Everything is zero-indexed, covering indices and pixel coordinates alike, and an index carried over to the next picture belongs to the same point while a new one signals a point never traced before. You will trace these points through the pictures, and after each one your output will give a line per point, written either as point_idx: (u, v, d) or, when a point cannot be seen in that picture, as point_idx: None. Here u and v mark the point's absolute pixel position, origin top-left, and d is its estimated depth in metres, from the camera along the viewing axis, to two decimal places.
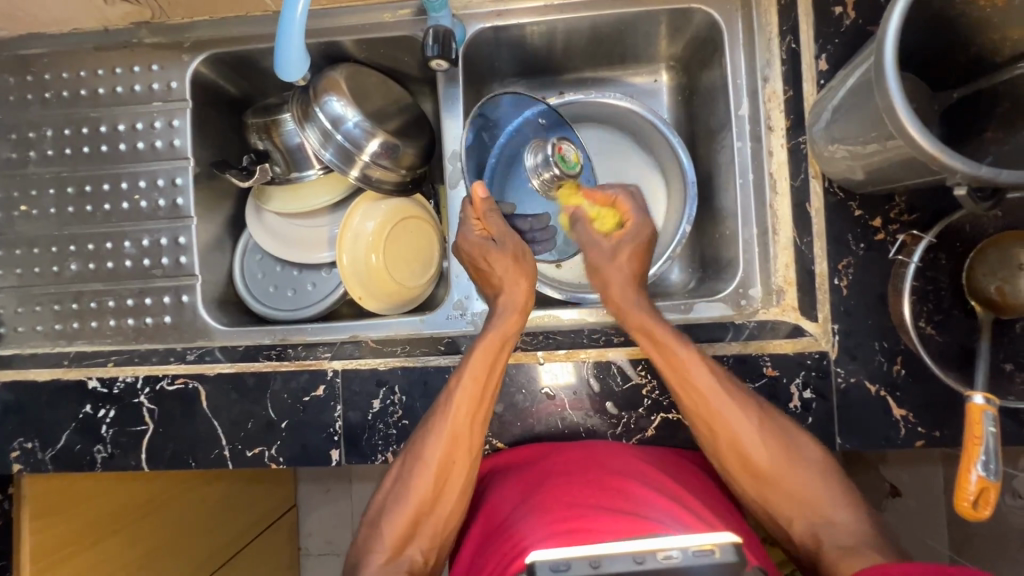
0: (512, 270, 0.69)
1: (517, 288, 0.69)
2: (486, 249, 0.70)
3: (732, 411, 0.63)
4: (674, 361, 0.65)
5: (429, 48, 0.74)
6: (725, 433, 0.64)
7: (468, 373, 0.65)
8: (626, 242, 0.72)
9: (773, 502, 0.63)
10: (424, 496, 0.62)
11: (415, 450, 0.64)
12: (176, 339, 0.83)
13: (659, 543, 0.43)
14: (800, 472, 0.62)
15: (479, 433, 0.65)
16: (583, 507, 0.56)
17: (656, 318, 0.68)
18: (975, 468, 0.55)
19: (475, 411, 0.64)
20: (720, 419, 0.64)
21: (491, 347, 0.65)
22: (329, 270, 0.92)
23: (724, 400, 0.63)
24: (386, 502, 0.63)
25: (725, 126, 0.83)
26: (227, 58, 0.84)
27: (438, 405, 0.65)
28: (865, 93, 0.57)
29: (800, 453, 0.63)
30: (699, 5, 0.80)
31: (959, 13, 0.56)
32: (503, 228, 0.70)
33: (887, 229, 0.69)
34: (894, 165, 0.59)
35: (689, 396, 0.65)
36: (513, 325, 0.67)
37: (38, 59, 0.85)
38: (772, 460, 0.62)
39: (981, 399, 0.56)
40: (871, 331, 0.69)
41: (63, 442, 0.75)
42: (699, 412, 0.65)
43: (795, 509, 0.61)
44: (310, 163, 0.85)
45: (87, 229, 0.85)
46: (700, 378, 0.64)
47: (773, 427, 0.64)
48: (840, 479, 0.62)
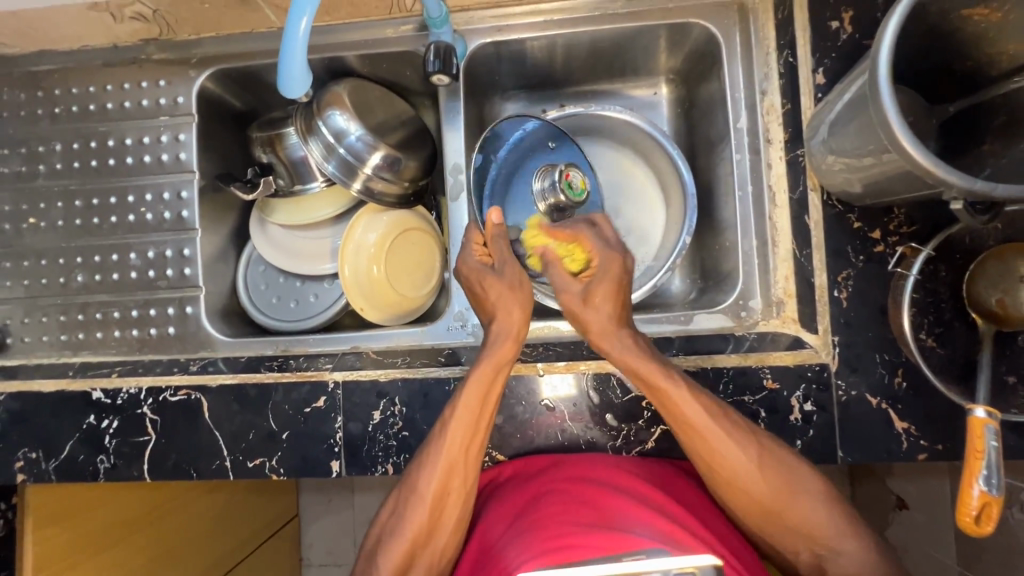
0: (508, 296, 0.66)
1: (510, 318, 0.66)
2: (481, 275, 0.69)
3: (728, 449, 0.62)
4: (668, 402, 0.63)
5: (431, 63, 0.75)
6: (722, 471, 0.62)
7: (461, 407, 0.64)
8: (601, 280, 0.65)
9: (777, 536, 0.63)
10: (419, 527, 0.62)
11: (412, 482, 0.64)
12: (180, 350, 0.84)
13: (640, 565, 0.44)
14: (804, 506, 0.61)
15: (475, 460, 0.65)
16: (573, 524, 0.56)
17: (647, 354, 0.64)
18: (977, 482, 0.54)
19: (469, 441, 0.64)
20: (717, 458, 0.62)
21: (485, 377, 0.64)
22: (331, 281, 0.93)
23: (719, 436, 0.62)
24: (384, 531, 0.64)
25: (724, 138, 0.83)
26: (233, 73, 0.85)
27: (433, 438, 0.65)
28: (861, 107, 0.57)
29: (802, 485, 0.62)
30: (697, 19, 0.81)
31: (954, 27, 0.56)
32: (504, 255, 0.69)
33: (886, 241, 0.70)
34: (891, 178, 0.59)
35: (686, 435, 0.63)
36: (508, 352, 0.65)
37: (49, 75, 0.87)
38: (773, 495, 0.61)
39: (983, 413, 0.56)
40: (871, 343, 0.69)
41: (66, 452, 0.76)
42: (697, 450, 0.63)
43: (801, 543, 0.61)
44: (314, 175, 0.86)
45: (94, 241, 0.87)
46: (694, 415, 0.62)
47: (773, 462, 0.62)
48: (838, 502, 0.61)
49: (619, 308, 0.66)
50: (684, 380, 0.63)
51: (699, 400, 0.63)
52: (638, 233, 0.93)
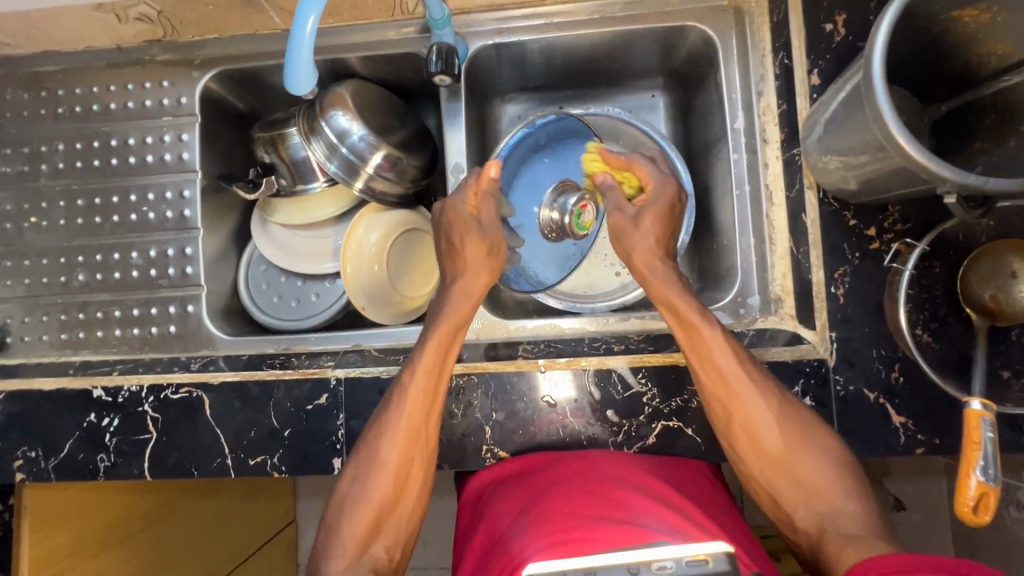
0: (480, 262, 0.71)
1: (475, 281, 0.71)
2: (467, 228, 0.72)
3: (750, 394, 0.63)
4: (699, 344, 0.64)
5: (433, 65, 0.76)
6: (740, 418, 0.64)
7: (421, 369, 0.66)
8: (655, 202, 0.70)
9: (780, 493, 0.63)
10: (383, 493, 0.64)
11: (372, 450, 0.65)
12: (181, 349, 0.84)
13: (653, 552, 0.46)
14: (807, 461, 0.62)
15: (435, 428, 0.67)
16: (579, 515, 0.57)
17: (682, 288, 0.67)
18: (974, 472, 0.55)
19: (429, 404, 0.66)
20: (738, 404, 0.64)
21: (442, 339, 0.67)
22: (333, 280, 0.93)
23: (743, 381, 0.63)
24: (345, 502, 0.64)
25: (721, 139, 0.84)
26: (236, 74, 0.87)
27: (394, 399, 0.66)
28: (856, 105, 0.59)
29: (811, 438, 0.63)
30: (694, 23, 0.82)
31: (945, 29, 0.58)
32: (491, 213, 0.72)
33: (881, 238, 0.71)
34: (887, 175, 0.60)
35: (709, 379, 0.65)
36: (465, 312, 0.70)
37: (52, 76, 0.87)
38: (784, 447, 0.63)
39: (979, 405, 0.57)
40: (868, 338, 0.70)
41: (66, 451, 0.76)
42: (718, 395, 0.64)
43: (802, 502, 0.61)
44: (315, 175, 0.86)
45: (95, 240, 0.87)
46: (724, 362, 0.64)
47: (790, 412, 0.64)
48: (837, 464, 0.62)
49: (666, 235, 0.70)
50: (718, 325, 0.65)
51: (729, 345, 0.64)
52: None
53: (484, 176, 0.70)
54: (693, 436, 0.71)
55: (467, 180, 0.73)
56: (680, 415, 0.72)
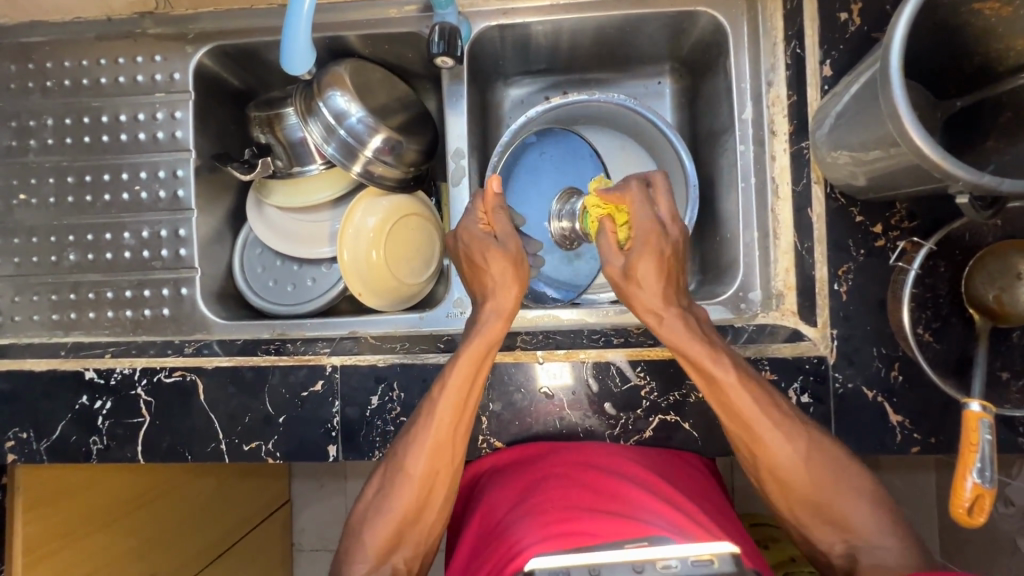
0: (508, 271, 0.66)
1: (506, 294, 0.67)
2: (484, 245, 0.67)
3: (775, 440, 0.62)
4: (716, 387, 0.63)
5: (434, 45, 0.74)
6: (764, 462, 0.63)
7: (451, 385, 0.65)
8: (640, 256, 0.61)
9: (800, 518, 0.63)
10: (409, 505, 0.64)
11: (399, 460, 0.65)
12: (174, 332, 0.83)
13: (659, 551, 0.47)
14: (829, 484, 0.62)
15: (461, 446, 0.67)
16: (577, 508, 0.58)
17: (698, 334, 0.62)
18: (970, 474, 0.55)
19: (457, 421, 0.66)
20: (762, 448, 0.63)
21: (474, 354, 0.65)
22: (329, 265, 0.92)
23: (766, 426, 0.62)
24: (371, 508, 0.65)
25: (728, 129, 0.82)
26: (230, 50, 0.84)
27: (418, 421, 0.66)
28: (868, 100, 0.58)
29: (840, 467, 0.63)
30: (705, 8, 0.80)
31: (964, 22, 0.56)
32: (508, 227, 0.68)
33: (887, 235, 0.70)
34: (897, 172, 0.59)
35: (732, 421, 0.63)
36: (497, 330, 0.66)
37: (40, 48, 0.84)
38: (813, 478, 0.62)
39: (978, 406, 0.57)
40: (869, 336, 0.70)
41: (58, 433, 0.75)
42: (740, 437, 0.64)
43: (822, 523, 0.62)
44: (313, 157, 0.84)
45: (86, 219, 0.84)
46: (745, 406, 0.62)
47: (820, 452, 0.63)
48: (863, 480, 0.62)
49: (666, 281, 0.62)
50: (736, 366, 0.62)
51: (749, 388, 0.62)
52: None
53: (488, 191, 0.68)
54: (691, 430, 0.71)
55: (472, 202, 0.71)
56: (678, 409, 0.71)
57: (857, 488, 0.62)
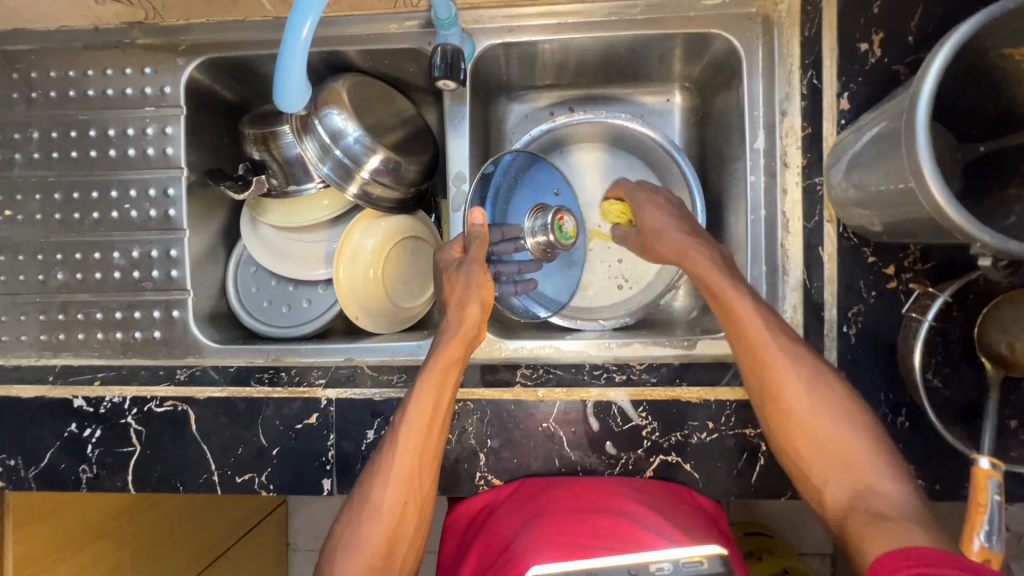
0: (463, 294, 0.69)
1: (465, 315, 0.68)
2: (451, 270, 0.72)
3: (781, 359, 0.61)
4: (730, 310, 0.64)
5: (436, 68, 0.70)
6: (768, 386, 0.62)
7: (412, 407, 0.64)
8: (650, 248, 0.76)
9: (794, 450, 0.61)
10: (379, 540, 0.61)
11: (366, 493, 0.63)
12: (166, 355, 0.81)
13: (652, 556, 0.54)
14: (825, 415, 0.60)
15: (432, 472, 0.65)
16: (586, 545, 0.57)
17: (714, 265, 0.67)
18: (977, 536, 0.54)
19: (422, 445, 0.64)
20: (771, 376, 0.62)
21: (434, 378, 0.65)
22: (326, 287, 0.89)
23: (777, 352, 0.61)
24: (338, 545, 0.62)
25: (739, 156, 0.80)
26: (224, 63, 0.80)
27: (383, 449, 0.65)
28: (890, 147, 0.55)
29: (852, 414, 0.59)
30: (720, 31, 0.76)
31: (994, 66, 0.54)
32: (474, 253, 0.71)
33: (900, 277, 0.68)
34: (916, 222, 0.57)
35: (742, 347, 0.63)
36: (455, 351, 0.67)
37: (25, 57, 0.81)
38: (810, 405, 0.60)
39: (988, 464, 0.56)
40: (877, 381, 0.68)
41: (47, 460, 0.73)
42: (750, 363, 0.63)
43: (821, 458, 0.59)
44: (308, 176, 0.81)
45: (74, 237, 0.82)
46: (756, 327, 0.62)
47: (832, 391, 0.60)
48: (864, 417, 0.60)
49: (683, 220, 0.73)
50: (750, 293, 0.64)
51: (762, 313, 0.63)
52: None
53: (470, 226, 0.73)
54: (692, 472, 0.70)
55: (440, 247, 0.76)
56: (679, 450, 0.70)
57: (856, 425, 0.59)
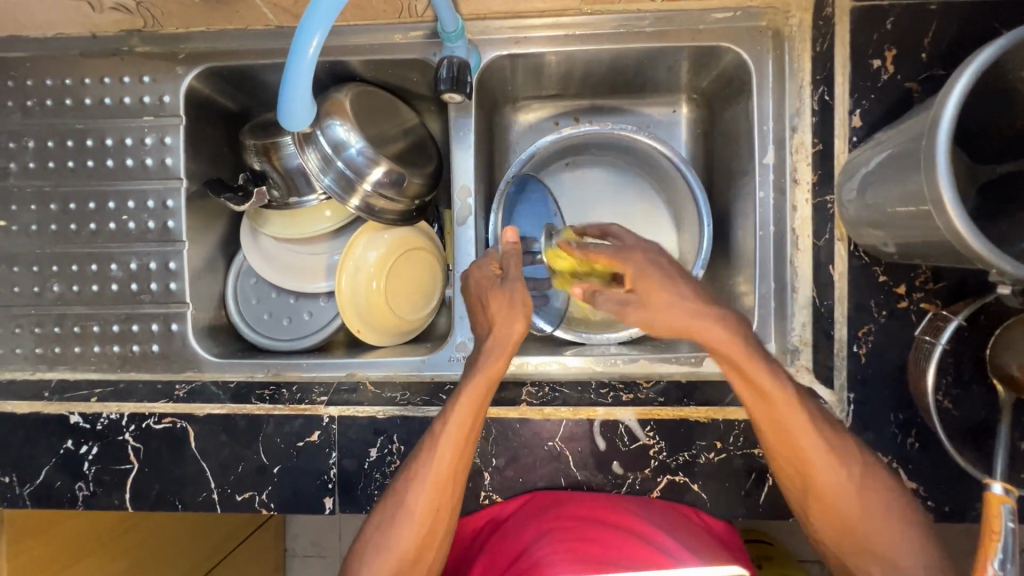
0: (507, 312, 0.62)
1: (510, 331, 0.62)
2: (491, 287, 0.64)
3: (824, 463, 0.57)
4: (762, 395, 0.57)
5: (442, 81, 0.69)
6: (811, 485, 0.58)
7: (453, 422, 0.63)
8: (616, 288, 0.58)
9: (826, 531, 0.59)
10: (407, 545, 0.62)
11: (399, 495, 0.63)
12: (164, 369, 0.79)
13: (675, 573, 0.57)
14: (864, 504, 0.57)
15: (462, 480, 0.65)
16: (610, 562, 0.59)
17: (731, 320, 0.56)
18: (990, 563, 0.54)
19: (460, 455, 0.63)
20: (807, 466, 0.58)
21: (474, 393, 0.63)
22: (327, 299, 0.88)
23: (813, 438, 0.57)
24: (368, 547, 0.63)
25: (747, 171, 0.79)
26: (224, 72, 0.79)
27: (418, 456, 0.64)
28: (906, 169, 0.54)
29: (882, 500, 0.57)
30: (729, 44, 0.75)
31: (1010, 87, 0.53)
32: (517, 268, 0.65)
33: (911, 297, 0.67)
34: (930, 246, 0.56)
35: (774, 436, 0.58)
36: (497, 368, 0.63)
37: (21, 64, 0.79)
38: (857, 509, 0.57)
39: (1000, 489, 0.56)
40: (887, 401, 0.68)
41: (42, 478, 0.72)
42: (783, 452, 0.59)
43: (864, 553, 0.57)
44: (311, 187, 0.80)
45: (70, 248, 0.80)
46: (796, 423, 0.57)
47: (865, 476, 0.58)
48: (893, 498, 0.58)
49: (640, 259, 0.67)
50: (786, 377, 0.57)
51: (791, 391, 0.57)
52: None
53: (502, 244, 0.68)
54: (699, 492, 0.69)
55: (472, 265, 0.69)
56: (687, 470, 0.69)
57: (887, 506, 0.57)
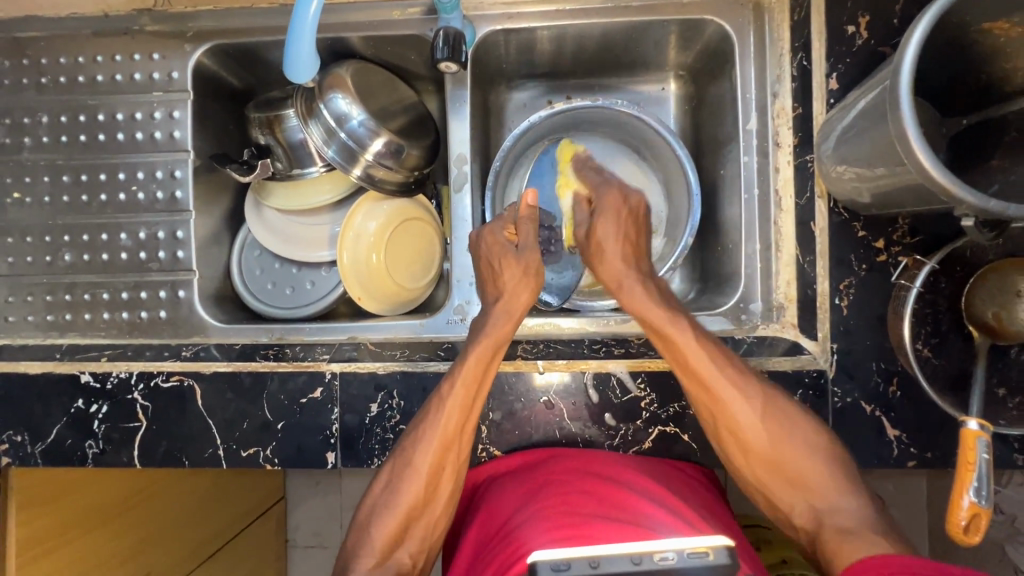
0: (519, 278, 0.71)
1: (518, 300, 0.70)
2: (504, 253, 0.72)
3: (734, 399, 0.64)
4: (672, 346, 0.67)
5: (439, 50, 0.72)
6: (723, 420, 0.65)
7: (459, 382, 0.65)
8: (604, 215, 0.74)
9: (755, 474, 0.66)
10: (415, 497, 0.64)
11: (406, 454, 0.65)
12: (171, 334, 0.82)
13: (655, 545, 0.47)
14: (782, 442, 0.64)
15: (468, 440, 0.66)
16: (586, 514, 0.56)
17: (654, 298, 0.70)
18: (966, 492, 0.56)
19: (466, 415, 0.65)
20: (723, 410, 0.65)
21: (484, 354, 0.66)
22: (329, 269, 0.91)
23: (724, 384, 0.64)
24: (377, 506, 0.64)
25: (732, 139, 0.82)
26: (230, 49, 0.82)
27: (426, 414, 0.66)
28: (875, 118, 0.57)
29: (802, 439, 0.64)
30: (712, 17, 0.79)
31: (972, 41, 0.56)
32: (530, 238, 0.73)
33: (889, 251, 0.70)
34: (903, 190, 0.59)
35: (692, 383, 0.66)
36: (505, 331, 0.68)
37: (34, 43, 0.82)
38: (767, 438, 0.65)
39: (976, 425, 0.57)
40: (869, 351, 0.70)
41: (53, 436, 0.74)
42: (702, 399, 0.66)
43: (780, 480, 0.65)
44: (313, 159, 0.83)
45: (82, 219, 0.83)
46: (699, 362, 0.65)
47: (777, 412, 0.65)
48: (815, 437, 0.64)
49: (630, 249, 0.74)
50: (690, 326, 0.67)
51: (702, 345, 0.66)
52: None
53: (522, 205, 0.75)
54: (690, 442, 0.71)
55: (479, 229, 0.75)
56: (677, 420, 0.72)
57: (812, 447, 0.63)
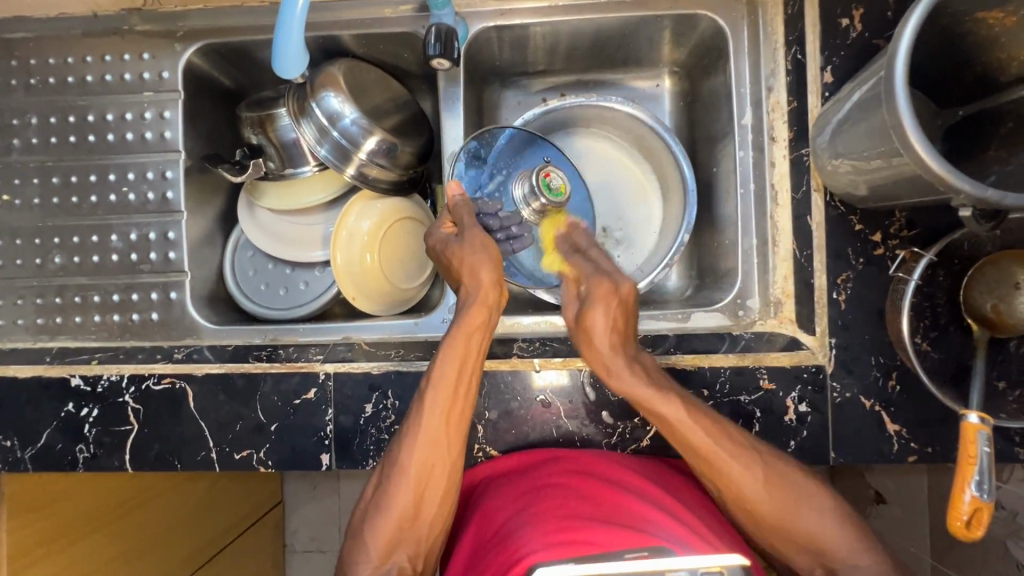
0: (473, 260, 0.67)
1: (480, 280, 0.66)
2: (448, 245, 0.70)
3: (735, 469, 0.61)
4: (667, 422, 0.62)
5: (431, 47, 0.72)
6: (729, 489, 0.62)
7: (438, 377, 0.64)
8: (594, 306, 0.65)
9: (769, 536, 0.61)
10: (405, 502, 0.62)
11: (394, 458, 0.64)
12: (163, 337, 0.81)
13: (667, 561, 0.46)
14: (790, 507, 0.60)
15: (456, 438, 0.64)
16: (580, 517, 0.55)
17: (647, 377, 0.64)
18: (969, 487, 0.55)
19: (449, 413, 0.64)
20: (725, 479, 0.61)
21: (459, 345, 0.64)
22: (322, 269, 0.90)
23: (723, 457, 0.61)
24: (370, 511, 0.63)
25: (727, 134, 0.82)
26: (221, 48, 0.81)
27: (410, 416, 0.65)
28: (872, 108, 0.56)
29: (807, 501, 0.60)
30: (706, 11, 0.79)
31: (967, 31, 0.56)
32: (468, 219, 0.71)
33: (886, 244, 0.69)
34: (897, 181, 0.58)
35: (693, 457, 0.62)
36: (477, 317, 0.65)
37: (23, 44, 0.81)
38: (773, 504, 0.60)
39: (977, 418, 0.56)
40: (867, 345, 0.70)
41: (43, 441, 0.73)
42: (706, 469, 0.62)
43: (797, 550, 0.60)
44: (305, 159, 0.82)
45: (72, 221, 0.83)
46: (698, 435, 0.61)
47: (778, 474, 0.61)
48: (822, 495, 0.61)
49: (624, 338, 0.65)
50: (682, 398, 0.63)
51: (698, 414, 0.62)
52: (637, 230, 0.93)
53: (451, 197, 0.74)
54: None
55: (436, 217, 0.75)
56: None
57: (817, 504, 0.60)
